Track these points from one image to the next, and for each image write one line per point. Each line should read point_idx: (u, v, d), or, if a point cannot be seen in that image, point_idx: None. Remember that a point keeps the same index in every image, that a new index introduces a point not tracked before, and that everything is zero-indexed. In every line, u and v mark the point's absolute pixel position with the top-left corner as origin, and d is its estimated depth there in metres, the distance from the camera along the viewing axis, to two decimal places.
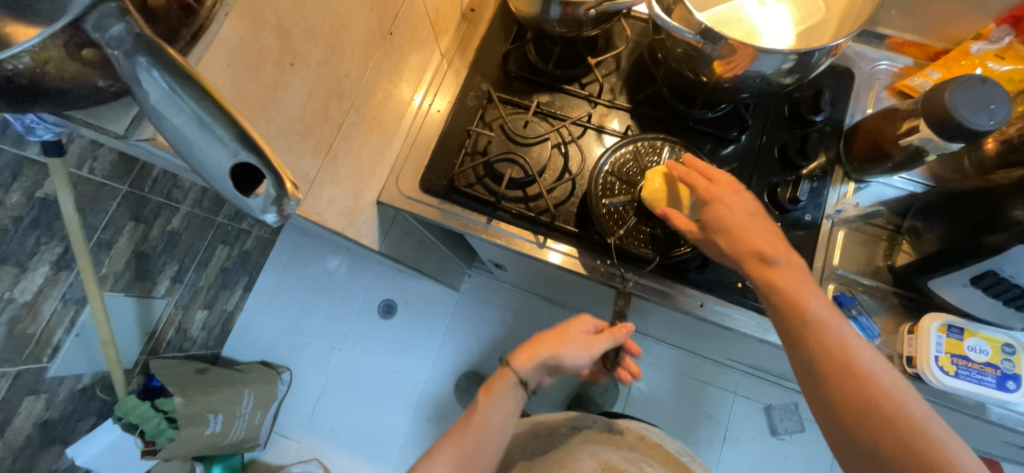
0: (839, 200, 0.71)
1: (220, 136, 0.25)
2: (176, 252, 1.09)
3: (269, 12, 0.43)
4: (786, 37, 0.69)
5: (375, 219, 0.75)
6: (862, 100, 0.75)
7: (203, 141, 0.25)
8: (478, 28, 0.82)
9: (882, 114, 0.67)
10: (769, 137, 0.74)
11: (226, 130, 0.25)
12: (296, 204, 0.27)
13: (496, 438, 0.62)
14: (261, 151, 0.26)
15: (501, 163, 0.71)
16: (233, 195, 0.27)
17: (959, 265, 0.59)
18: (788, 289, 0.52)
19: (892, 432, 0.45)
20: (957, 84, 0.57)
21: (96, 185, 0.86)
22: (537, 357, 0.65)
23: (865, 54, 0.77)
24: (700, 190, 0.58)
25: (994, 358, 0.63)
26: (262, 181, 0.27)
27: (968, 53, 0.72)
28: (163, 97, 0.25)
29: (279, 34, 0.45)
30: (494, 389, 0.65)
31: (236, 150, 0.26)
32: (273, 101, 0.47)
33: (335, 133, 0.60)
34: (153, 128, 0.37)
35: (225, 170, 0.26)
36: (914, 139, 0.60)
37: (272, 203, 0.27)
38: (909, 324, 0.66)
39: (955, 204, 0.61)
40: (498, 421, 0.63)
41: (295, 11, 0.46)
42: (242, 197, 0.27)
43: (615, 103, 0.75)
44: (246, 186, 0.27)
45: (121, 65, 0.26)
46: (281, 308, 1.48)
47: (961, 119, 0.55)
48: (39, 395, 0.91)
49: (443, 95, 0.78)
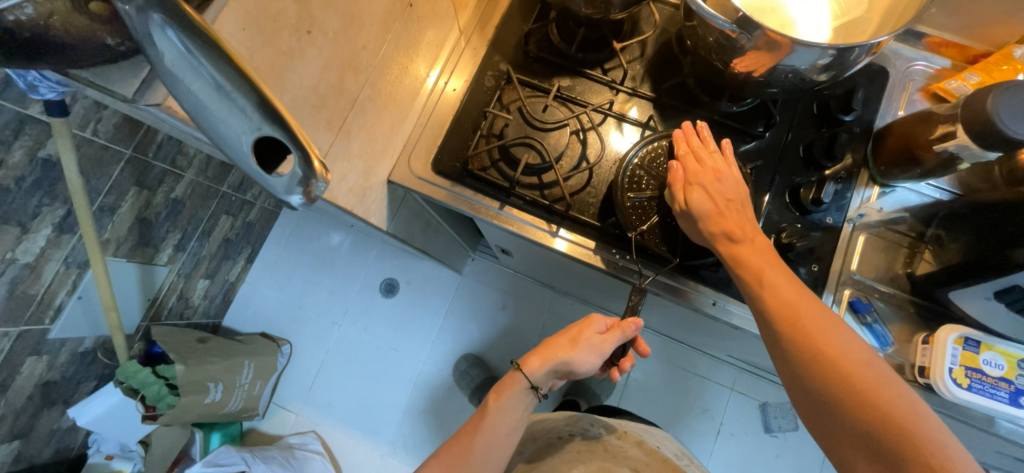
0: (861, 205, 0.69)
1: (244, 107, 0.24)
2: (180, 221, 1.08)
3: None
4: (824, 31, 0.66)
5: (385, 198, 0.73)
6: (894, 102, 0.73)
7: (225, 110, 0.24)
8: (499, 4, 0.78)
9: (916, 117, 0.64)
10: (794, 135, 0.71)
11: (248, 100, 0.24)
12: (323, 186, 0.25)
13: (507, 441, 0.64)
14: (286, 124, 0.24)
15: (517, 147, 0.69)
16: (254, 170, 0.25)
17: (984, 277, 0.58)
18: (754, 265, 0.54)
19: (854, 401, 0.46)
20: (1002, 90, 0.55)
21: (100, 148, 0.84)
22: (548, 363, 0.64)
23: (902, 53, 0.75)
24: (685, 171, 0.60)
25: (1009, 373, 0.62)
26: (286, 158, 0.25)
27: (1011, 57, 0.68)
28: (181, 60, 0.23)
29: None
30: (505, 392, 0.65)
31: (259, 123, 0.24)
32: (289, 70, 0.45)
33: (349, 107, 0.58)
34: (165, 91, 0.35)
35: (247, 143, 0.24)
36: (948, 146, 0.58)
37: (298, 183, 0.25)
38: (924, 335, 0.65)
39: (981, 216, 0.60)
40: (509, 425, 0.64)
41: None
42: (264, 175, 0.25)
43: (637, 91, 0.73)
44: (269, 163, 0.26)
45: (133, 22, 0.24)
46: (283, 281, 1.47)
47: (1001, 127, 0.53)
48: (40, 356, 0.91)
49: (459, 75, 0.75)
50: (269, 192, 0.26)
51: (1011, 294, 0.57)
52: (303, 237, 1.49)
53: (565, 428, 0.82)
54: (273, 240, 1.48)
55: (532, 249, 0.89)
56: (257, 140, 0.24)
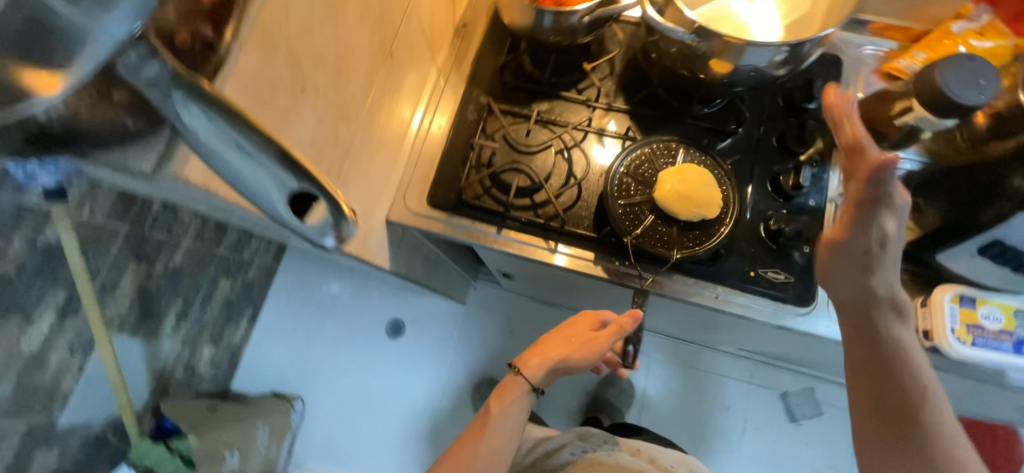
0: (840, 184, 0.73)
1: (272, 167, 0.26)
2: (181, 289, 1.08)
3: (281, 40, 0.44)
4: (774, 30, 0.71)
5: (386, 238, 0.76)
6: (851, 84, 0.77)
7: (257, 165, 0.26)
8: (471, 42, 0.83)
9: (875, 96, 0.68)
10: (766, 127, 0.75)
11: (273, 161, 0.26)
12: (352, 225, 0.29)
13: (509, 444, 0.66)
14: (315, 178, 0.27)
15: (507, 173, 0.72)
16: (290, 220, 0.28)
17: (965, 236, 0.61)
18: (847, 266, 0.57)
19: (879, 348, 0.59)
20: (945, 64, 0.58)
21: (97, 227, 0.85)
22: (548, 363, 0.68)
23: (851, 40, 0.80)
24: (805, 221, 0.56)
25: (1008, 325, 0.64)
26: (316, 207, 0.28)
27: (950, 32, 0.72)
28: (211, 132, 0.26)
29: (290, 61, 0.46)
30: (507, 397, 0.67)
31: (287, 180, 0.26)
32: (289, 127, 0.48)
33: (345, 156, 0.61)
34: (186, 151, 0.36)
35: (280, 199, 0.27)
36: (908, 119, 0.62)
37: (330, 226, 0.29)
38: (921, 298, 0.68)
39: (953, 180, 0.64)
40: (510, 430, 0.66)
41: (304, 36, 0.47)
42: (298, 222, 0.28)
43: (613, 105, 0.77)
44: (301, 213, 0.28)
45: (162, 107, 0.27)
46: (289, 336, 1.46)
47: (951, 97, 0.57)
48: (51, 446, 0.89)
49: (442, 112, 0.79)
50: (301, 235, 0.30)
51: (986, 247, 0.60)
52: None
53: (578, 444, 0.82)
54: None
55: (534, 269, 0.92)
56: (288, 194, 0.27)
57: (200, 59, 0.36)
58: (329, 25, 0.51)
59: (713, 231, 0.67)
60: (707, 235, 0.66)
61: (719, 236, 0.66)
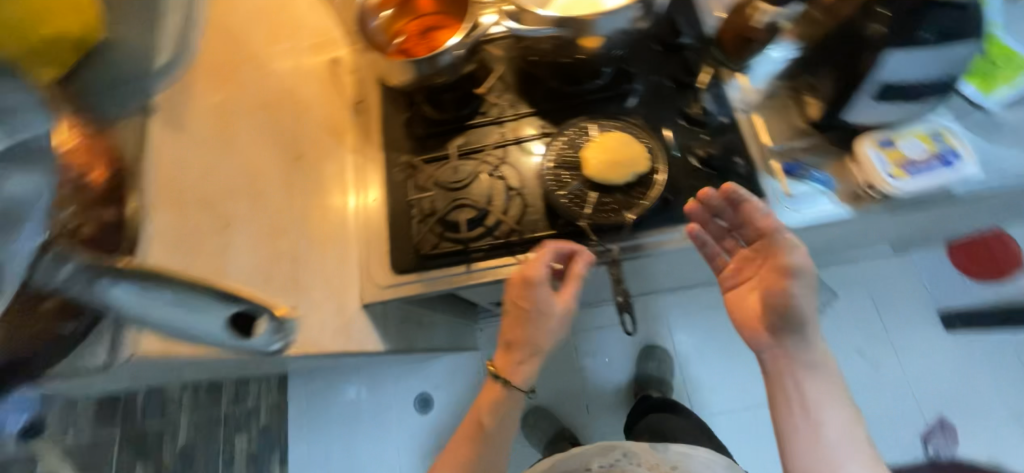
0: (741, 94, 0.79)
1: (206, 305, 0.37)
2: (198, 465, 1.04)
3: (186, 189, 0.46)
4: None
5: (369, 322, 0.77)
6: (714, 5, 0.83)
7: (185, 293, 0.36)
8: (371, 114, 0.86)
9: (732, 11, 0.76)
10: (657, 73, 0.81)
11: (211, 302, 0.38)
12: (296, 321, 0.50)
13: (502, 450, 0.75)
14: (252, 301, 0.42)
15: (452, 213, 0.75)
16: (236, 341, 0.41)
17: (856, 90, 0.66)
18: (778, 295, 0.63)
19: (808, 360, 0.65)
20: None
21: (89, 444, 0.82)
22: (524, 362, 0.73)
23: None
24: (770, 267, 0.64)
25: (930, 147, 0.68)
26: (258, 324, 0.45)
27: None
28: (140, 302, 0.33)
29: (204, 204, 0.48)
30: (496, 405, 0.74)
31: (228, 307, 0.39)
32: (227, 263, 0.49)
33: (295, 265, 0.62)
34: (137, 334, 0.39)
35: (219, 328, 0.39)
36: (766, 18, 0.71)
37: (275, 335, 0.47)
38: (849, 158, 0.72)
39: (824, 51, 0.68)
40: (493, 442, 0.74)
41: (206, 176, 0.49)
42: (247, 340, 0.43)
43: (520, 113, 0.81)
44: (248, 331, 0.43)
45: (84, 297, 0.32)
46: (327, 458, 1.42)
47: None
48: None
49: (372, 185, 0.81)
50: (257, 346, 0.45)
51: (875, 97, 0.66)
52: (321, 407, 1.45)
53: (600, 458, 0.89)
54: (294, 428, 1.43)
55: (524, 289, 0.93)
56: (228, 317, 0.40)
57: (111, 242, 0.39)
58: (227, 158, 0.53)
59: (649, 183, 0.68)
60: (649, 187, 0.69)
61: (659, 184, 0.68)
